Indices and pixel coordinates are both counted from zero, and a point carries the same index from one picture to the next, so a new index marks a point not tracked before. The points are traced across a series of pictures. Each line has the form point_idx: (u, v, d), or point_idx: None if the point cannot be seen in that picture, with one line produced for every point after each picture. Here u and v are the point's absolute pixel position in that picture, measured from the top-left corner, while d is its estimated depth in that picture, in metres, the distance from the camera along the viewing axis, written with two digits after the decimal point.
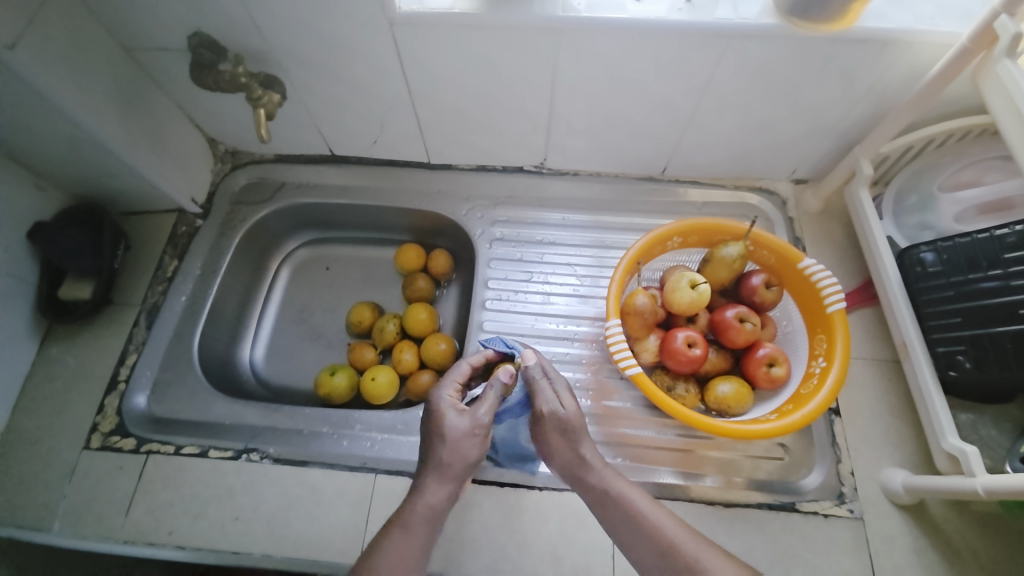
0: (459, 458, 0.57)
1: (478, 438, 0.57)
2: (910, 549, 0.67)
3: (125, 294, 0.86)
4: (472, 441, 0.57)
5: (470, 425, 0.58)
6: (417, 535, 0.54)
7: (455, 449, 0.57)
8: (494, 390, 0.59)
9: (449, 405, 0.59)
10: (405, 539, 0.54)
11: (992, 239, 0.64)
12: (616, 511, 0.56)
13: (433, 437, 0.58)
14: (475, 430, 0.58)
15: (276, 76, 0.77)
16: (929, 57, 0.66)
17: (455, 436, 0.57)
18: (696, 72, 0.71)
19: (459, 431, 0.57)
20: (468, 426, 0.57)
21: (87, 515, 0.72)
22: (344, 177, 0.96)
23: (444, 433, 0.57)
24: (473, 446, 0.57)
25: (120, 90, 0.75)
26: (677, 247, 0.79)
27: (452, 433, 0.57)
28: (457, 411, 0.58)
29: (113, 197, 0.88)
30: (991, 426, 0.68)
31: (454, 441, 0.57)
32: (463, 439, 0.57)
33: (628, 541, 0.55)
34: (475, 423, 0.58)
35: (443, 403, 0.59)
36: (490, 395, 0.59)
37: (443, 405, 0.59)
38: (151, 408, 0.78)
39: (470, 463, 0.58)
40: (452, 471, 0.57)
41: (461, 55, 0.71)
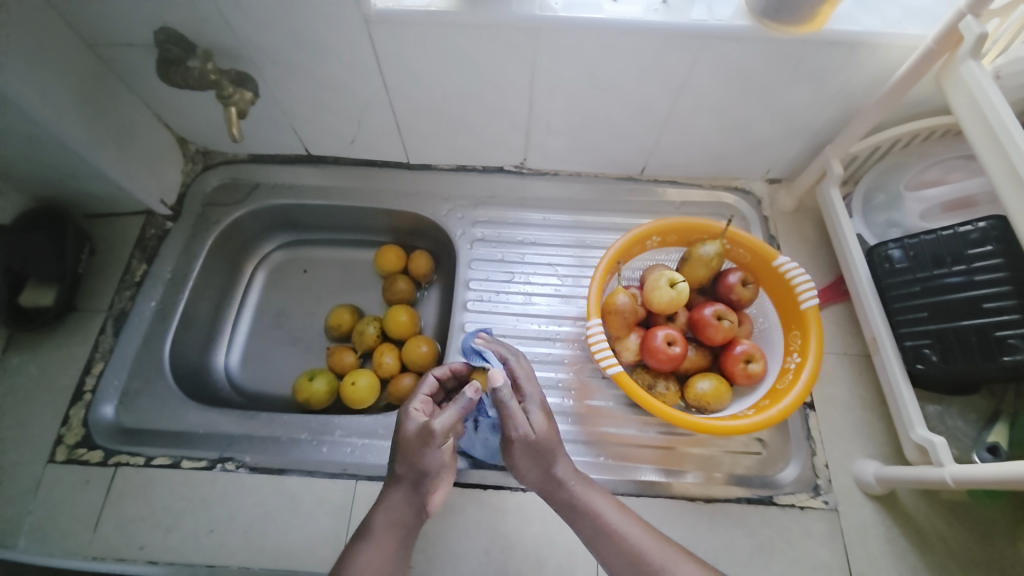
0: (414, 466, 0.57)
1: (429, 445, 0.56)
2: (882, 538, 0.69)
3: (90, 300, 0.83)
4: (424, 449, 0.56)
5: (422, 431, 0.56)
6: (381, 543, 0.56)
7: (407, 456, 0.56)
8: (460, 404, 0.57)
9: (409, 412, 0.58)
10: (369, 549, 0.56)
11: (956, 235, 0.66)
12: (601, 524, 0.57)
13: (394, 446, 0.59)
14: (425, 436, 0.56)
15: (247, 74, 0.74)
16: (895, 60, 0.68)
17: (409, 444, 0.56)
18: (673, 73, 0.72)
19: (411, 437, 0.56)
20: (420, 432, 0.56)
21: (52, 532, 0.69)
22: (321, 177, 0.94)
23: (400, 438, 0.57)
24: (424, 455, 0.56)
25: (81, 87, 0.72)
26: (656, 246, 0.80)
27: (405, 438, 0.57)
28: (415, 419, 0.57)
29: (77, 199, 0.85)
30: (957, 416, 0.71)
31: (406, 447, 0.56)
32: (415, 446, 0.56)
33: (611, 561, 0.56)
34: (427, 433, 0.56)
35: (405, 412, 0.59)
36: (453, 404, 0.57)
37: (404, 414, 0.59)
38: (119, 419, 0.76)
39: (423, 470, 0.57)
40: (408, 476, 0.57)
41: (439, 54, 0.71)
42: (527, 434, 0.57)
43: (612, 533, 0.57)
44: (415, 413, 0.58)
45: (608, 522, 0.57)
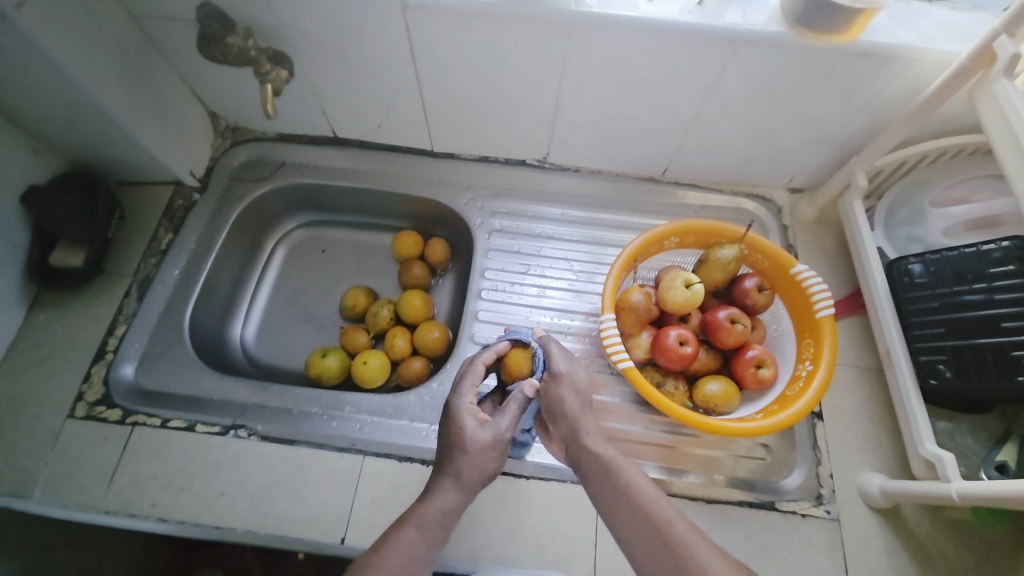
0: (478, 470, 0.56)
1: (498, 451, 0.57)
2: (883, 551, 0.69)
3: (117, 264, 0.85)
4: (490, 454, 0.56)
5: (491, 436, 0.57)
6: (430, 539, 0.53)
7: (473, 459, 0.56)
8: (516, 402, 0.59)
9: (467, 411, 0.59)
10: (415, 541, 0.52)
11: (979, 253, 0.66)
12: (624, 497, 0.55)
13: (449, 445, 0.57)
14: (496, 442, 0.56)
15: (284, 53, 0.76)
16: (927, 75, 0.68)
17: (475, 446, 0.56)
18: (702, 75, 0.72)
19: (480, 442, 0.56)
20: (490, 438, 0.56)
21: (69, 484, 0.71)
22: (345, 159, 0.96)
23: (465, 440, 0.56)
24: (491, 459, 0.56)
25: (124, 57, 0.74)
26: (673, 247, 0.80)
27: (473, 441, 0.56)
28: (477, 417, 0.58)
29: (110, 166, 0.87)
30: (967, 434, 0.71)
31: (473, 450, 0.56)
32: (483, 451, 0.56)
33: (628, 531, 0.53)
34: (497, 437, 0.57)
35: (465, 408, 0.59)
36: (512, 405, 0.59)
37: (462, 411, 0.59)
38: (138, 380, 0.78)
39: (487, 475, 0.56)
40: (470, 480, 0.55)
41: (471, 44, 0.72)
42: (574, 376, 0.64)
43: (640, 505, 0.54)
44: (473, 410, 0.59)
45: (636, 491, 0.55)
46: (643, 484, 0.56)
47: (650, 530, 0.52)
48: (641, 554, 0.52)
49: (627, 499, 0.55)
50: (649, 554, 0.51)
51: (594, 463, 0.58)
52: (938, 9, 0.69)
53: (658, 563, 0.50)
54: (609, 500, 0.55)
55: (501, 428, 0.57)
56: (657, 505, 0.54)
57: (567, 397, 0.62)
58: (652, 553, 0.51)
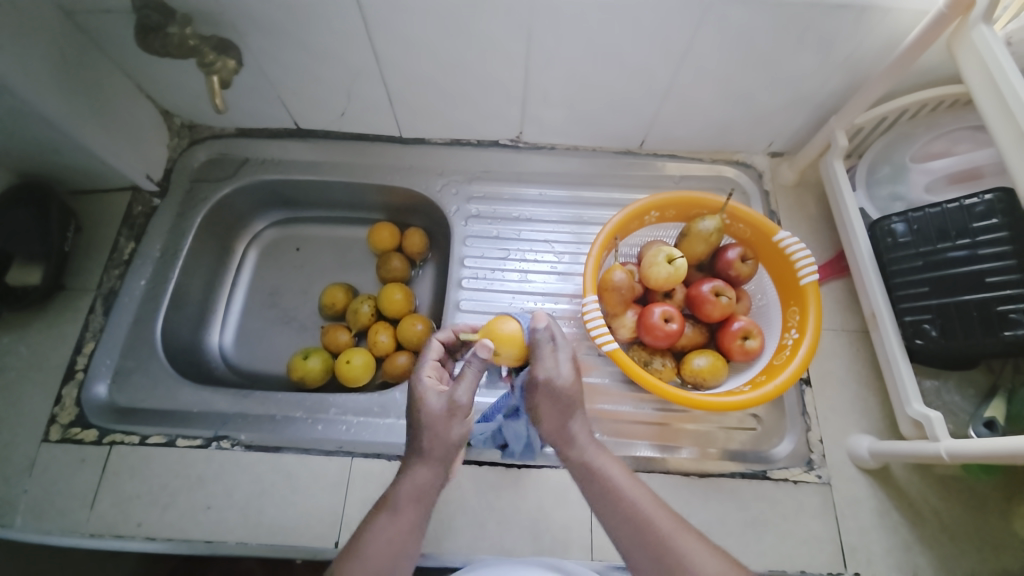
0: (440, 441, 0.55)
1: (458, 417, 0.55)
2: (874, 511, 0.70)
3: (79, 279, 0.81)
4: (451, 421, 0.55)
5: (446, 403, 0.55)
6: (406, 515, 0.54)
7: (435, 431, 0.55)
8: (474, 367, 0.57)
9: (427, 388, 0.56)
10: (391, 521, 0.53)
11: (961, 208, 0.66)
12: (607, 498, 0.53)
13: (414, 422, 0.56)
14: (452, 409, 0.55)
15: (230, 41, 0.71)
16: (906, 25, 0.66)
17: (431, 417, 0.55)
18: (675, 39, 0.69)
19: (436, 411, 0.55)
20: (446, 406, 0.55)
21: (50, 509, 0.69)
22: (310, 152, 0.92)
23: (423, 415, 0.55)
24: (454, 425, 0.55)
25: (60, 57, 0.69)
26: (654, 222, 0.78)
27: (429, 414, 0.55)
28: (435, 391, 0.56)
29: (60, 175, 0.82)
30: (954, 391, 0.71)
31: (432, 422, 0.55)
32: (441, 420, 0.55)
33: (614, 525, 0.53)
34: (453, 404, 0.55)
35: (422, 384, 0.57)
36: (470, 371, 0.57)
37: (421, 386, 0.57)
38: (113, 398, 0.75)
39: (452, 443, 0.55)
40: (435, 452, 0.55)
41: (430, 20, 0.68)
42: (551, 380, 0.56)
43: (624, 500, 0.53)
44: (433, 385, 0.57)
45: (617, 487, 0.54)
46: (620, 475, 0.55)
47: (630, 524, 0.52)
48: (626, 549, 0.52)
49: (609, 497, 0.53)
50: (636, 553, 0.52)
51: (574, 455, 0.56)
52: None
53: (645, 558, 0.51)
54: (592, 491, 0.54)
55: (458, 397, 0.55)
56: (637, 503, 0.53)
57: (546, 400, 0.56)
58: (636, 548, 0.52)
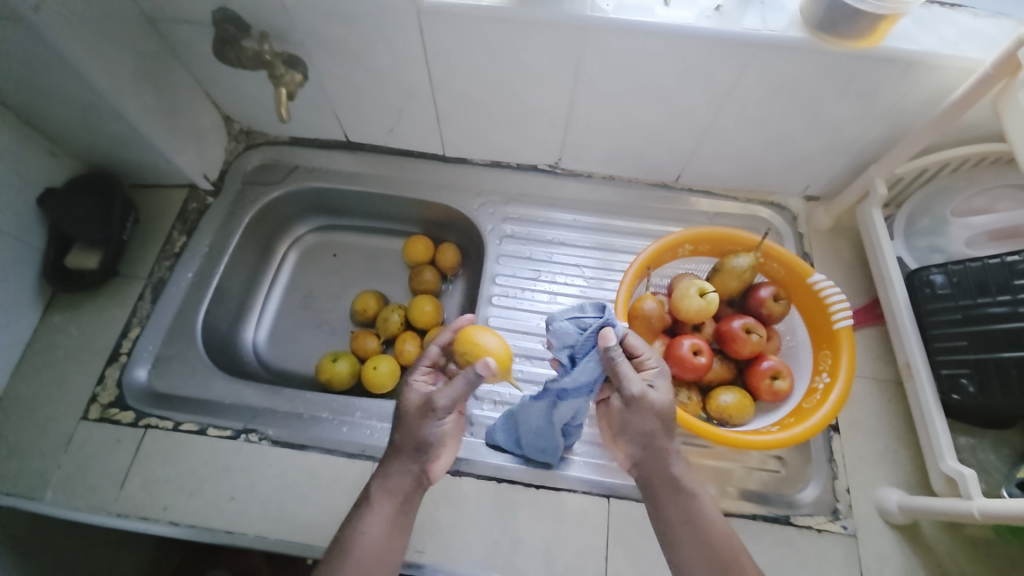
0: (415, 437, 0.58)
1: (432, 415, 0.57)
2: (902, 568, 0.67)
3: (132, 266, 0.86)
4: (424, 419, 0.58)
5: (423, 402, 0.58)
6: (384, 507, 0.57)
7: (408, 426, 0.58)
8: (465, 379, 0.56)
9: (414, 386, 0.60)
10: (374, 515, 0.56)
11: (1003, 265, 0.65)
12: (694, 528, 0.56)
13: (396, 416, 0.60)
14: (428, 411, 0.57)
15: (298, 56, 0.77)
16: (950, 82, 0.67)
17: (407, 414, 0.58)
18: (718, 81, 0.71)
19: (413, 408, 0.58)
20: (423, 404, 0.58)
21: (81, 486, 0.71)
22: (356, 163, 0.96)
23: (402, 409, 0.59)
24: (424, 424, 0.58)
25: (141, 61, 0.75)
26: (687, 255, 0.79)
27: (405, 412, 0.59)
28: (420, 390, 0.60)
29: (126, 169, 0.88)
30: (990, 450, 0.69)
31: (408, 417, 0.58)
32: (415, 417, 0.58)
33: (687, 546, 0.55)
34: (427, 404, 0.58)
35: (406, 385, 0.61)
36: (455, 380, 0.57)
37: (408, 386, 0.60)
38: (151, 383, 0.78)
39: (425, 439, 0.58)
40: (409, 447, 0.58)
41: (484, 50, 0.72)
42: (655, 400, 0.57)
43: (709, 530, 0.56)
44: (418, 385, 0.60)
45: (709, 520, 0.56)
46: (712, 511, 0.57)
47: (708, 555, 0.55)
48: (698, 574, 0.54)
49: (698, 526, 0.56)
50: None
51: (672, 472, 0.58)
52: (961, 16, 0.68)
53: None
54: (679, 518, 0.56)
55: (436, 400, 0.57)
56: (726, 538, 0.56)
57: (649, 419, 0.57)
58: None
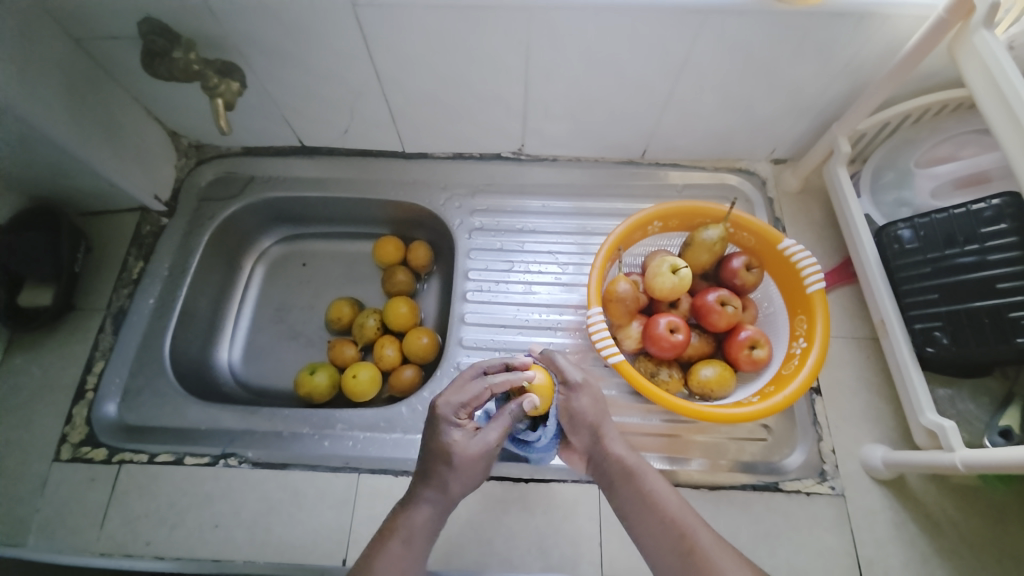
0: (464, 482, 0.56)
1: (486, 460, 0.57)
2: (890, 523, 0.68)
3: (89, 298, 0.83)
4: (478, 465, 0.57)
5: (479, 445, 0.56)
6: (417, 551, 0.54)
7: (461, 471, 0.56)
8: (511, 415, 0.58)
9: (459, 428, 0.57)
10: (402, 553, 0.53)
11: (969, 214, 0.65)
12: (649, 512, 0.56)
13: (438, 457, 0.56)
14: (485, 454, 0.56)
15: (233, 64, 0.72)
16: (905, 31, 0.66)
17: (464, 458, 0.56)
18: (673, 50, 0.69)
19: (469, 453, 0.56)
20: (479, 449, 0.56)
21: (61, 528, 0.69)
22: (315, 169, 0.93)
23: (455, 456, 0.56)
24: (479, 468, 0.57)
25: (69, 83, 0.71)
26: (657, 232, 0.78)
27: (462, 456, 0.56)
28: (467, 433, 0.57)
29: (72, 197, 0.84)
30: (968, 400, 0.70)
31: (461, 463, 0.56)
32: (471, 461, 0.56)
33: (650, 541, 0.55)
34: (484, 447, 0.56)
35: (456, 425, 0.57)
36: (505, 417, 0.58)
37: (453, 427, 0.57)
38: (123, 416, 0.76)
39: (472, 484, 0.57)
40: (453, 492, 0.56)
41: (430, 38, 0.68)
42: (575, 399, 0.62)
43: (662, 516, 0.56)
44: (466, 428, 0.57)
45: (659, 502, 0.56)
46: (664, 492, 0.57)
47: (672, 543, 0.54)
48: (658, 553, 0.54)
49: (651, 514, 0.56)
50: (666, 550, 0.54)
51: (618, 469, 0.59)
52: None
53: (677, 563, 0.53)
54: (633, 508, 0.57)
55: (490, 439, 0.57)
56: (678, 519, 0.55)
57: (584, 406, 0.62)
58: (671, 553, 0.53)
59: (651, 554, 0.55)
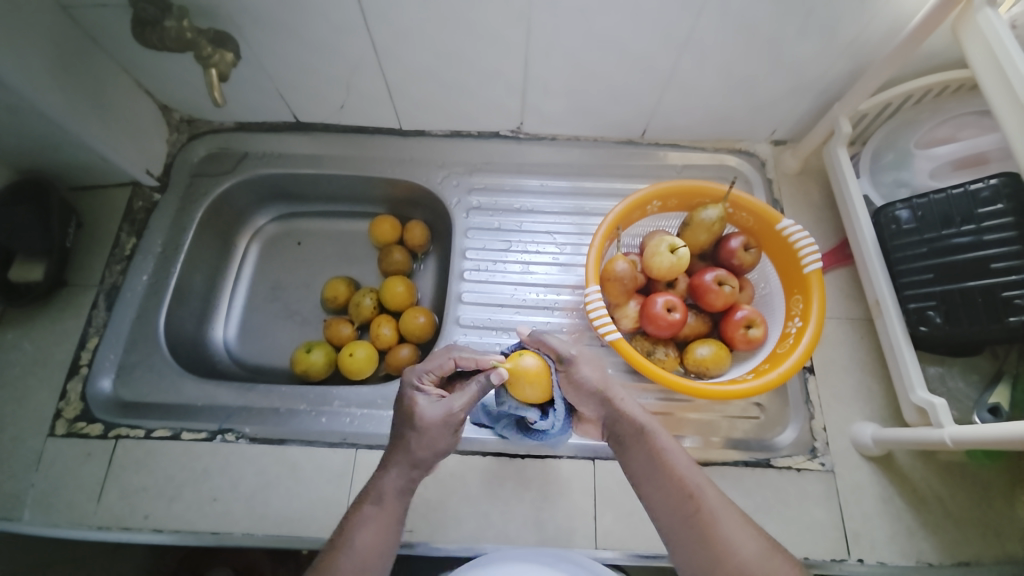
0: (429, 445, 0.56)
1: (450, 429, 0.56)
2: (879, 498, 0.70)
3: (81, 274, 0.81)
4: (441, 430, 0.56)
5: (443, 413, 0.56)
6: (388, 512, 0.54)
7: (425, 437, 0.55)
8: (478, 384, 0.57)
9: (422, 394, 0.57)
10: (373, 515, 0.54)
11: (966, 194, 0.66)
12: (656, 477, 0.56)
13: (403, 423, 0.57)
14: (447, 419, 0.56)
15: (227, 33, 0.70)
16: (910, 9, 0.65)
17: (425, 423, 0.55)
18: (676, 27, 0.68)
19: (431, 418, 0.55)
20: (440, 415, 0.55)
21: (58, 503, 0.69)
22: (310, 145, 0.91)
23: (417, 420, 0.55)
24: (443, 435, 0.56)
25: (56, 52, 0.68)
26: (656, 211, 0.78)
27: (424, 420, 0.55)
28: (431, 398, 0.57)
29: (61, 171, 0.82)
30: (958, 378, 0.71)
31: (424, 428, 0.55)
32: (434, 426, 0.55)
33: (661, 507, 0.55)
34: (448, 414, 0.56)
35: (420, 391, 0.58)
36: (471, 386, 0.57)
37: (417, 394, 0.57)
38: (118, 392, 0.76)
39: (440, 450, 0.56)
40: (420, 455, 0.55)
41: (428, 9, 0.67)
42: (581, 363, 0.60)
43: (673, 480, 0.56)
44: (430, 393, 0.57)
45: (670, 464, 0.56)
46: (673, 452, 0.57)
47: (682, 509, 0.54)
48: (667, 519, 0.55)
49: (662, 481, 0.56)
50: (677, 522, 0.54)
51: (629, 429, 0.58)
52: None
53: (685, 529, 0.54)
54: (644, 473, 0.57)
55: (454, 407, 0.56)
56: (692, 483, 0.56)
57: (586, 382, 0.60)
58: (682, 521, 0.54)
59: (657, 512, 0.56)
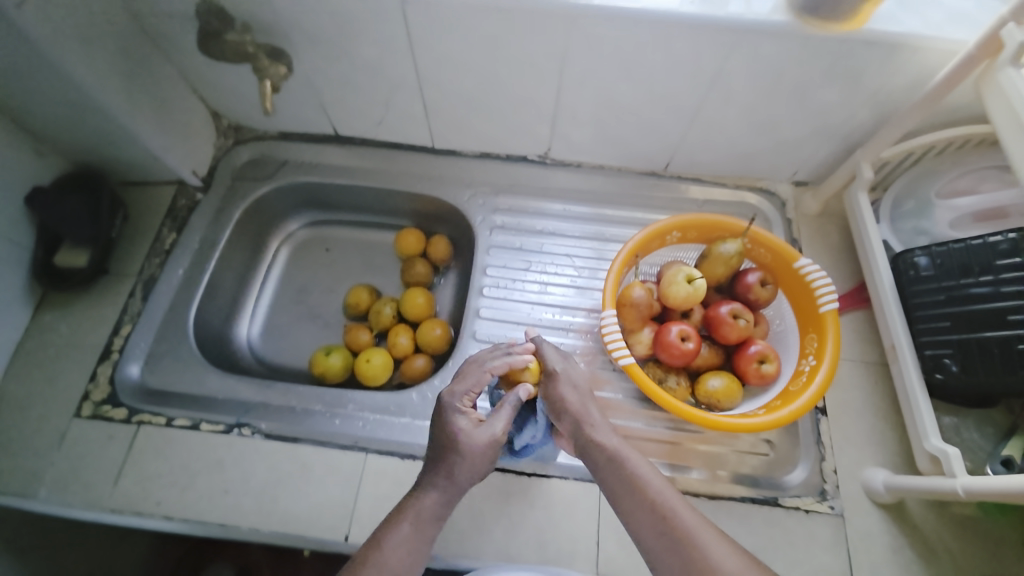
0: (471, 467, 0.57)
1: (488, 449, 0.58)
2: (888, 547, 0.69)
3: (121, 264, 0.86)
4: (482, 454, 0.58)
5: (481, 435, 0.58)
6: (423, 532, 0.54)
7: (468, 460, 0.57)
8: (511, 402, 0.62)
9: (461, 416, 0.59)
10: (408, 533, 0.53)
11: (986, 245, 0.65)
12: (629, 497, 0.54)
13: (444, 446, 0.57)
14: (490, 444, 0.58)
15: (281, 49, 0.76)
16: (933, 63, 0.67)
17: (468, 448, 0.57)
18: (704, 68, 0.71)
19: (474, 443, 0.57)
20: (484, 437, 0.58)
21: (76, 482, 0.72)
22: (346, 157, 0.96)
23: (461, 445, 0.57)
24: (485, 458, 0.58)
25: (125, 58, 0.74)
26: (675, 242, 0.79)
27: (467, 444, 0.57)
28: (472, 422, 0.59)
29: (114, 166, 0.87)
30: (974, 430, 0.70)
31: (468, 452, 0.57)
32: (478, 451, 0.57)
33: (640, 527, 0.52)
34: (489, 437, 0.58)
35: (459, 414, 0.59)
36: (506, 407, 0.61)
37: (458, 417, 0.59)
38: (144, 379, 0.79)
39: (478, 473, 0.57)
40: (459, 477, 0.56)
41: (470, 39, 0.71)
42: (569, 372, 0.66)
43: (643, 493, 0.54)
44: (470, 417, 0.60)
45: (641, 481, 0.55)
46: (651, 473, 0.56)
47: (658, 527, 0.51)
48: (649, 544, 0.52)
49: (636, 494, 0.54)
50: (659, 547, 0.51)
51: (601, 454, 0.59)
52: None
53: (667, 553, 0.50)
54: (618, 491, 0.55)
55: (495, 429, 0.59)
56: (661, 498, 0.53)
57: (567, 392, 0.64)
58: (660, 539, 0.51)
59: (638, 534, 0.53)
